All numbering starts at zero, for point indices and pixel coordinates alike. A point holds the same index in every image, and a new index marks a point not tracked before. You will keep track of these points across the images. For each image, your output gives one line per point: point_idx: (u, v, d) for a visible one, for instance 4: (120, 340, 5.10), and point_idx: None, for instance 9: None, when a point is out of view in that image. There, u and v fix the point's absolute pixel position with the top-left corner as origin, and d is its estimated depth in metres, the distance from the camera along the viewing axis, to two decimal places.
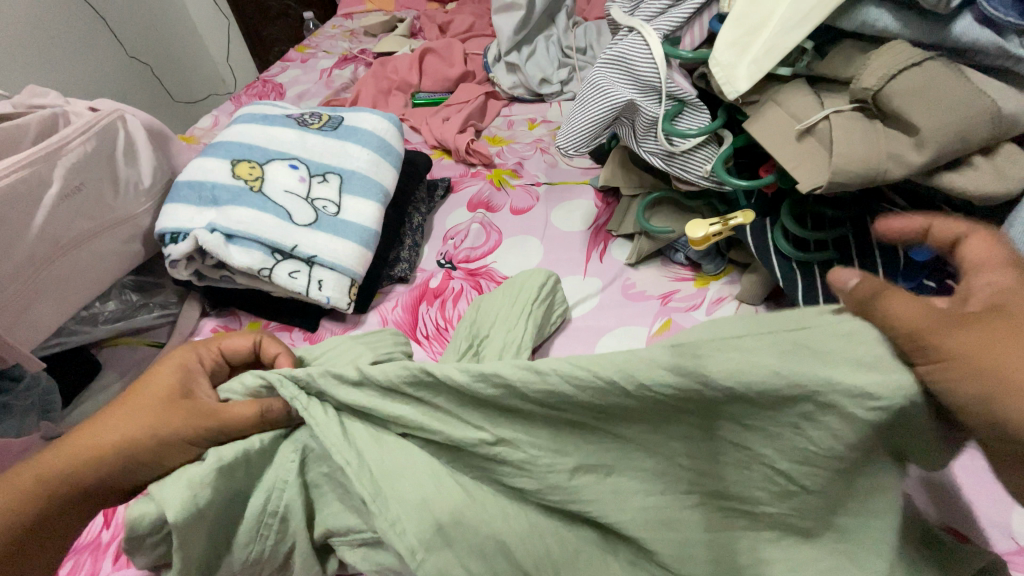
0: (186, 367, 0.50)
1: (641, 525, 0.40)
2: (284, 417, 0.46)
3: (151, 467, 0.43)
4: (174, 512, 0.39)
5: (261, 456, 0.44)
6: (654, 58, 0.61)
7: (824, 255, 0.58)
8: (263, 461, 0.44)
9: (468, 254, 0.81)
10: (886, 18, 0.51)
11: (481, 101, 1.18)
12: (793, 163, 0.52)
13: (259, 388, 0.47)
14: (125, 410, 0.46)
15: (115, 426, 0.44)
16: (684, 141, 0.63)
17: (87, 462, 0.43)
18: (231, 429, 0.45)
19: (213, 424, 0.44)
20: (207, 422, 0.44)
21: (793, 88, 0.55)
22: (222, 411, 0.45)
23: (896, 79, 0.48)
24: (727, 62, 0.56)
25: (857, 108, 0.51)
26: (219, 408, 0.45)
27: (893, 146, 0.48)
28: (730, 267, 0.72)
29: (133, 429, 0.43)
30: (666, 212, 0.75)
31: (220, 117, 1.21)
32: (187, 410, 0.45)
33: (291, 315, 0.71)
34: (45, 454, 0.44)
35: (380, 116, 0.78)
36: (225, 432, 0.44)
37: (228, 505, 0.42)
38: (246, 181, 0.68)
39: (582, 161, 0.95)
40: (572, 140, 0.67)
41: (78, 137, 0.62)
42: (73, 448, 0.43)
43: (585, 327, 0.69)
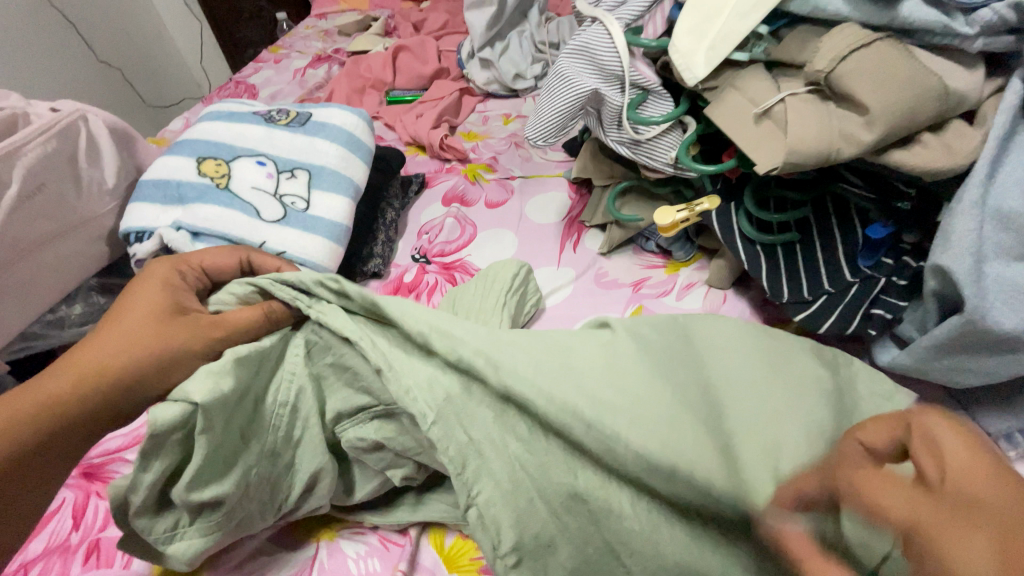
0: (171, 279, 0.50)
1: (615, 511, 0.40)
2: (288, 317, 0.48)
3: (161, 379, 0.45)
4: (201, 395, 0.39)
5: (271, 354, 0.45)
6: (616, 46, 0.62)
7: (786, 237, 0.60)
8: (274, 359, 0.46)
9: (442, 247, 0.81)
10: (837, 1, 0.52)
11: (455, 97, 1.19)
12: (751, 146, 0.53)
13: (251, 295, 0.50)
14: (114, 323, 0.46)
15: (116, 341, 0.45)
16: (648, 128, 0.64)
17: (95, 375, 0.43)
18: (239, 331, 0.47)
19: (218, 336, 0.46)
20: (217, 330, 0.46)
21: (750, 73, 0.56)
22: (224, 321, 0.47)
23: (847, 60, 0.49)
24: (686, 49, 0.57)
25: (811, 91, 0.53)
26: (224, 317, 0.47)
27: (845, 126, 0.49)
28: (699, 253, 0.73)
29: (147, 344, 0.45)
30: (636, 200, 0.75)
31: (190, 118, 1.20)
32: (192, 323, 0.46)
33: None
34: (39, 375, 0.44)
35: (349, 111, 0.78)
36: (233, 336, 0.46)
37: (225, 457, 0.41)
38: (212, 178, 0.68)
39: (555, 153, 0.96)
40: (539, 130, 0.68)
41: (38, 137, 0.61)
42: (79, 364, 0.44)
43: (559, 316, 0.70)
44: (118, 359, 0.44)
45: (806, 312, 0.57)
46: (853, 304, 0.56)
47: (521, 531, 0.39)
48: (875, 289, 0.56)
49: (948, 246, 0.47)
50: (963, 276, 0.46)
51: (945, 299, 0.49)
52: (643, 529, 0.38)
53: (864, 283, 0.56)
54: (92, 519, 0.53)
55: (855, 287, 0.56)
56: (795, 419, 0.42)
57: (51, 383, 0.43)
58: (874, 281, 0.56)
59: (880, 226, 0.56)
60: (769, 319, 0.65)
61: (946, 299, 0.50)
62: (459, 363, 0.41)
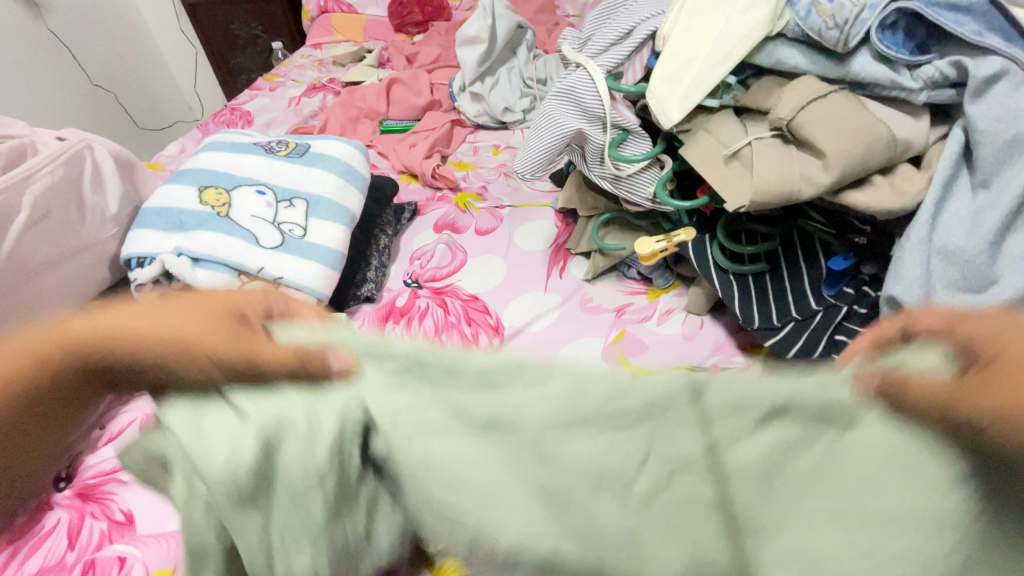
0: (238, 312, 0.34)
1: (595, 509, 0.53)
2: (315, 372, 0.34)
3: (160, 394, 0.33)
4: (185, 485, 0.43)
5: None
6: (599, 91, 0.67)
7: (756, 267, 0.64)
8: None
9: (434, 273, 0.85)
10: (796, 57, 0.58)
11: (447, 128, 1.24)
12: (720, 184, 0.58)
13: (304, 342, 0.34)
14: (134, 339, 0.31)
15: (131, 318, 0.32)
16: (629, 166, 0.68)
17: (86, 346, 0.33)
18: (264, 361, 0.32)
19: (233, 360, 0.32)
20: (240, 345, 0.32)
21: (721, 119, 0.61)
22: (251, 354, 0.32)
23: (805, 110, 0.54)
24: (663, 95, 0.63)
25: (776, 135, 0.58)
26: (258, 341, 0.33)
27: (805, 169, 0.54)
28: (678, 281, 0.77)
29: (160, 348, 0.31)
30: (618, 230, 0.80)
31: (187, 144, 1.23)
32: (241, 334, 0.32)
33: None
34: (23, 332, 0.34)
35: (346, 144, 0.82)
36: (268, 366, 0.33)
37: None
38: (213, 207, 0.71)
39: (543, 184, 1.01)
40: (527, 164, 0.72)
41: (46, 166, 0.64)
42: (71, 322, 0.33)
43: (546, 340, 0.73)
44: (121, 343, 0.32)
45: (775, 338, 0.61)
46: (819, 330, 0.60)
47: None
48: (837, 317, 0.60)
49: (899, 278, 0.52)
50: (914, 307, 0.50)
51: None
52: None
53: (828, 311, 0.60)
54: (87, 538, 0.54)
55: (818, 314, 0.60)
56: None
57: (34, 345, 0.32)
58: (835, 309, 0.60)
59: (842, 259, 0.60)
60: (743, 343, 0.69)
61: None
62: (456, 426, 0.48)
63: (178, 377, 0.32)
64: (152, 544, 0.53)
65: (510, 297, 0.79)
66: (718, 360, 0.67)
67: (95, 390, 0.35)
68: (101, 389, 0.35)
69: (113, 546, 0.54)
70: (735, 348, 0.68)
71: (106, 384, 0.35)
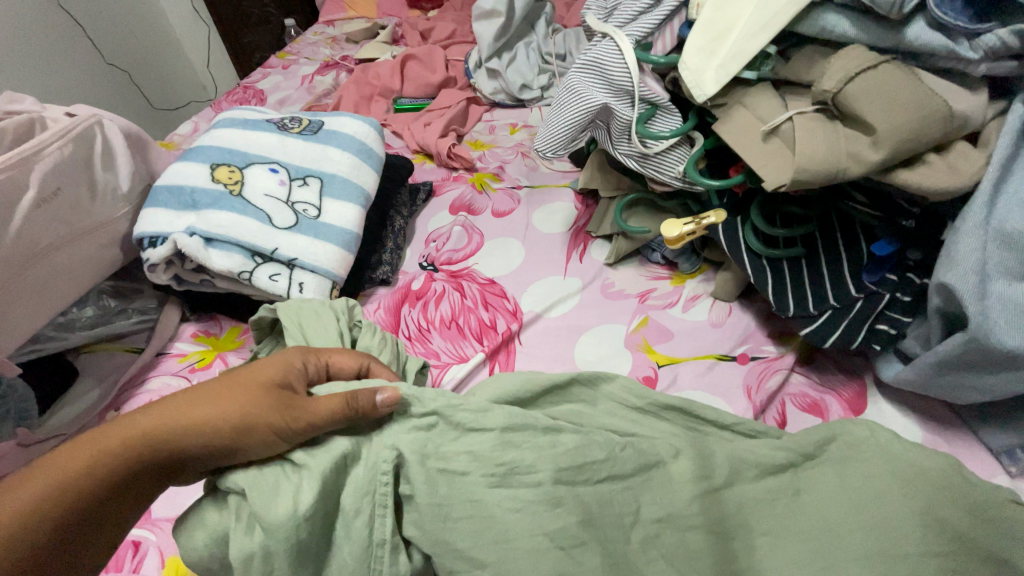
0: (287, 364, 0.47)
1: None
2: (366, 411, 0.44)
3: (228, 457, 0.42)
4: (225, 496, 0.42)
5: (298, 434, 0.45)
6: (626, 62, 0.63)
7: (792, 252, 0.60)
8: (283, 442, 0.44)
9: (449, 255, 0.82)
10: (844, 24, 0.53)
11: (462, 106, 1.20)
12: (758, 162, 0.54)
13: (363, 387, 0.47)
14: (204, 425, 0.42)
15: (201, 402, 0.43)
16: (657, 143, 0.65)
17: (162, 466, 0.41)
18: (320, 422, 0.43)
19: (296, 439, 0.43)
20: (294, 413, 0.43)
21: (758, 92, 0.57)
22: (309, 424, 0.43)
23: (854, 81, 0.50)
24: (695, 67, 0.59)
25: (819, 110, 0.54)
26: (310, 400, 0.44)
27: (851, 145, 0.50)
28: (705, 266, 0.74)
29: (229, 411, 0.42)
30: (642, 212, 0.76)
31: (200, 123, 1.20)
32: (279, 399, 0.43)
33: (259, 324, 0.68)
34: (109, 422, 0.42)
35: (360, 120, 0.79)
36: (317, 429, 0.43)
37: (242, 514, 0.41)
38: (225, 185, 0.69)
39: (562, 164, 0.97)
40: (549, 142, 0.69)
41: (55, 141, 0.62)
42: (139, 447, 0.41)
43: (566, 326, 0.71)
44: (194, 434, 0.41)
45: (811, 327, 0.58)
46: (858, 318, 0.56)
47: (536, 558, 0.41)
48: (879, 306, 0.56)
49: (952, 264, 0.48)
50: (966, 297, 0.46)
51: (950, 318, 0.51)
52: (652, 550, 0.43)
53: (869, 299, 0.56)
54: None
55: (859, 303, 0.57)
56: (784, 476, 0.47)
57: (112, 437, 0.41)
58: (877, 297, 0.56)
59: (886, 244, 0.56)
60: (774, 332, 0.65)
61: (950, 316, 0.51)
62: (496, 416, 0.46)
63: (247, 453, 0.42)
64: (166, 529, 0.53)
65: (528, 282, 0.77)
66: (747, 350, 0.64)
67: (150, 480, 0.41)
68: (155, 478, 0.41)
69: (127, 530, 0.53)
70: (766, 337, 0.65)
71: (159, 475, 0.42)
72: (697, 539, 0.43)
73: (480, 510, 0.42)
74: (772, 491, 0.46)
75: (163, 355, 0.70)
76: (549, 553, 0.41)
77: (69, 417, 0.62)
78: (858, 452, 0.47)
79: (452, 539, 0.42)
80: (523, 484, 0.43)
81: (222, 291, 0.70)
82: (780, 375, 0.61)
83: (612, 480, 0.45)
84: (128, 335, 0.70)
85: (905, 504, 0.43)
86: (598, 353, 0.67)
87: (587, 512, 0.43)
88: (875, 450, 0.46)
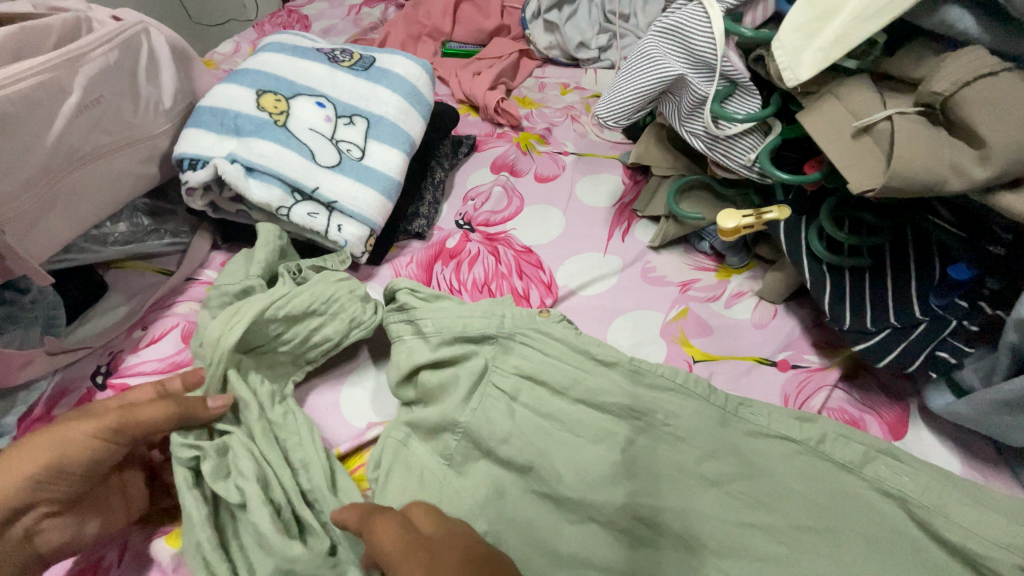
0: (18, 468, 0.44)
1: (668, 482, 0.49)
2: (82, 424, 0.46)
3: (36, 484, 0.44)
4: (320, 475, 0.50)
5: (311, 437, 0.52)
6: (712, 31, 0.57)
7: (857, 261, 0.57)
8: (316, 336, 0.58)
9: (487, 217, 0.79)
10: (967, 19, 0.48)
11: (514, 58, 1.14)
12: (846, 161, 0.50)
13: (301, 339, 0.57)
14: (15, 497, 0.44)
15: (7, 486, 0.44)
16: (730, 125, 0.61)
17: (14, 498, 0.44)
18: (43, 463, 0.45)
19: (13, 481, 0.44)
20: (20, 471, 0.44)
21: (856, 83, 0.53)
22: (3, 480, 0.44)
23: (970, 86, 0.45)
24: (792, 46, 0.53)
25: (920, 112, 0.49)
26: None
27: (956, 156, 0.45)
28: (754, 262, 0.71)
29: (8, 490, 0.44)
30: (697, 197, 0.72)
31: (241, 44, 1.15)
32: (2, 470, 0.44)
33: None
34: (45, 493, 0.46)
35: (414, 61, 0.75)
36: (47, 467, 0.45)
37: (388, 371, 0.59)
38: (270, 114, 0.66)
39: (612, 134, 0.93)
40: (611, 109, 0.65)
41: (102, 45, 0.59)
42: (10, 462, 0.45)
43: (601, 306, 0.68)
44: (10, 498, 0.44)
45: (864, 344, 0.55)
46: (919, 343, 0.53)
47: (587, 471, 0.50)
48: (943, 331, 0.53)
49: None
50: None
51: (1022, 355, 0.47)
52: (670, 496, 0.49)
53: (934, 323, 0.53)
54: None
55: (922, 325, 0.53)
56: (824, 511, 0.47)
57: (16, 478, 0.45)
58: (943, 321, 0.53)
59: (964, 269, 0.51)
60: (819, 342, 0.62)
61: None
62: (498, 390, 0.54)
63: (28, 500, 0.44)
64: None
65: (565, 255, 0.74)
66: (788, 357, 0.62)
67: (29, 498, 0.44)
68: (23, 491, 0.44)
69: None
70: (811, 346, 0.62)
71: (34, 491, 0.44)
72: (718, 502, 0.48)
73: (538, 436, 0.52)
74: (802, 479, 0.48)
75: (191, 281, 0.69)
76: (591, 477, 0.49)
77: (95, 331, 0.62)
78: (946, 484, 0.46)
79: (487, 423, 0.53)
80: (557, 441, 0.51)
81: (256, 224, 0.69)
82: (822, 391, 0.58)
83: (640, 439, 0.51)
84: (160, 256, 0.70)
85: (919, 531, 0.45)
86: (630, 336, 0.65)
87: (615, 474, 0.49)
88: (933, 476, 0.47)
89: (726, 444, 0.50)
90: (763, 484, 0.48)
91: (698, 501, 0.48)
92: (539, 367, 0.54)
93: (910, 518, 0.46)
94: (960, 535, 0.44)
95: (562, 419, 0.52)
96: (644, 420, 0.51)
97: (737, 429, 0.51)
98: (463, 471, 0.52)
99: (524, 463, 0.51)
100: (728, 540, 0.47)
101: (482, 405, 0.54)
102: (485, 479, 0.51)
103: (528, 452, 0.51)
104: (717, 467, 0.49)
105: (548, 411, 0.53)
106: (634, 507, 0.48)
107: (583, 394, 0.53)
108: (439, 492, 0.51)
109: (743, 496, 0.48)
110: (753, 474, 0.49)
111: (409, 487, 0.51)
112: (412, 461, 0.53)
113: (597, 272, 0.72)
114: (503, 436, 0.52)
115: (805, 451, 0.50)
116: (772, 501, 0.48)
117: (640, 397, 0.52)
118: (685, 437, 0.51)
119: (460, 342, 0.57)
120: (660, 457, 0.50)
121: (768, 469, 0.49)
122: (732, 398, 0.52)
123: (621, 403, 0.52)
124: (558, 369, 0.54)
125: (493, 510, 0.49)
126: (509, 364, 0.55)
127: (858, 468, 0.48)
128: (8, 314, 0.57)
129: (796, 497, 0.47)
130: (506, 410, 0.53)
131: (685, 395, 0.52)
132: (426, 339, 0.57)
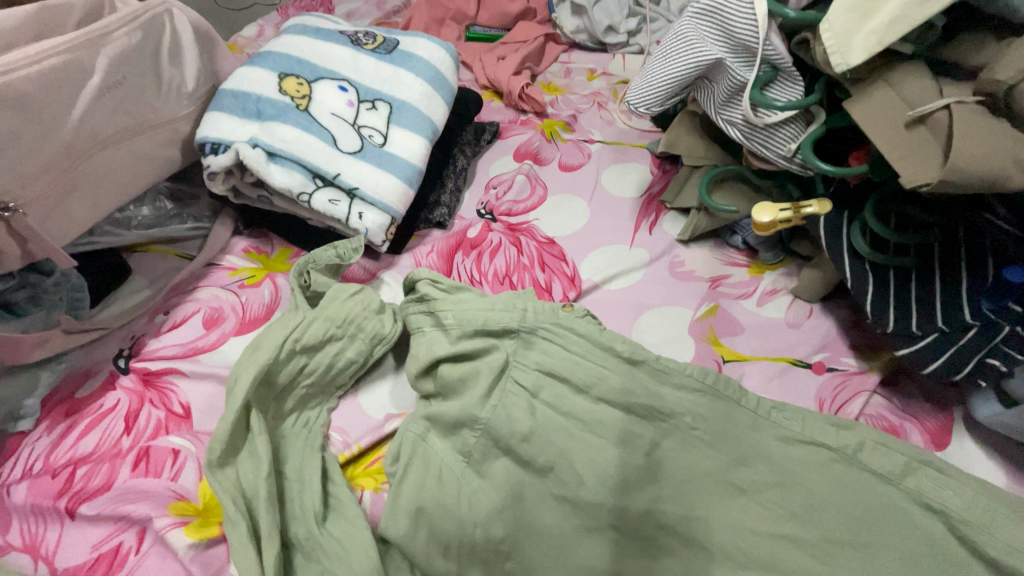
0: None
1: (692, 487, 0.48)
2: None
3: None
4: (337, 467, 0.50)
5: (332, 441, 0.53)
6: (754, 13, 0.54)
7: (904, 261, 0.53)
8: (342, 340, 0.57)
9: (510, 206, 0.77)
10: None
11: (540, 43, 1.11)
12: (897, 152, 0.47)
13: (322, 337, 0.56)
14: None
15: None
16: (770, 113, 0.57)
17: None
18: None
19: None
20: None
21: (912, 70, 0.49)
22: None
23: None
24: (841, 28, 0.50)
25: (980, 102, 0.45)
26: None
27: (1020, 150, 0.41)
28: (787, 259, 0.68)
29: None
30: (731, 189, 0.69)
31: (265, 27, 1.14)
32: None
33: (297, 235, 0.69)
34: None
35: (438, 45, 0.73)
36: None
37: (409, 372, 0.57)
38: (292, 98, 0.65)
39: (641, 122, 0.89)
40: (642, 96, 0.62)
41: (124, 26, 0.58)
42: None
43: (627, 301, 0.66)
44: None
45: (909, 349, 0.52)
46: (969, 350, 0.50)
47: (608, 473, 0.48)
48: (994, 339, 0.49)
49: None
50: None
51: None
52: (695, 501, 0.47)
53: (985, 329, 0.49)
54: (144, 425, 0.54)
55: (974, 329, 0.50)
56: (860, 524, 0.44)
57: None
58: (996, 328, 0.49)
59: (1021, 270, 0.47)
60: (857, 344, 0.59)
61: None
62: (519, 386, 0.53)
63: None
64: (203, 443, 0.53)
65: (590, 247, 0.72)
66: (825, 359, 0.59)
67: None
68: None
69: (169, 437, 0.54)
70: (848, 349, 0.59)
71: None
72: (745, 510, 0.46)
73: (559, 436, 0.50)
74: (836, 489, 0.46)
75: (213, 266, 0.68)
76: (612, 479, 0.48)
77: (117, 314, 0.63)
78: (994, 502, 0.43)
79: (506, 420, 0.51)
80: (578, 440, 0.50)
81: (278, 210, 0.68)
82: (859, 396, 0.56)
83: (664, 442, 0.49)
84: (183, 241, 0.70)
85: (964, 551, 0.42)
86: (658, 334, 0.63)
87: (637, 478, 0.48)
88: (980, 492, 0.44)
89: (757, 450, 0.48)
90: (794, 493, 0.46)
91: (724, 509, 0.46)
92: (561, 364, 0.53)
93: (954, 536, 0.43)
94: (1010, 557, 0.41)
95: (583, 418, 0.51)
96: (669, 422, 0.49)
97: (768, 435, 0.49)
98: (481, 468, 0.51)
99: (544, 464, 0.49)
100: (755, 551, 0.45)
101: (502, 401, 0.52)
102: (504, 476, 0.50)
103: (548, 451, 0.50)
104: (745, 475, 0.47)
105: (569, 409, 0.51)
106: (656, 512, 0.47)
107: (606, 393, 0.51)
108: (456, 488, 0.50)
109: (772, 505, 0.46)
110: (784, 483, 0.47)
111: (426, 482, 0.50)
112: (432, 457, 0.52)
113: (624, 273, 0.69)
114: (523, 433, 0.50)
115: (840, 460, 0.47)
116: (802, 511, 0.45)
117: (665, 398, 0.50)
118: (711, 442, 0.48)
119: (481, 336, 0.55)
120: (686, 461, 0.48)
121: (800, 479, 0.47)
122: (764, 402, 0.50)
123: (645, 403, 0.50)
124: (580, 367, 0.52)
125: (510, 508, 0.48)
126: (530, 359, 0.54)
127: (898, 480, 0.46)
128: (33, 295, 0.58)
129: (830, 509, 0.45)
130: (527, 407, 0.52)
131: (713, 396, 0.50)
132: (445, 334, 0.56)
